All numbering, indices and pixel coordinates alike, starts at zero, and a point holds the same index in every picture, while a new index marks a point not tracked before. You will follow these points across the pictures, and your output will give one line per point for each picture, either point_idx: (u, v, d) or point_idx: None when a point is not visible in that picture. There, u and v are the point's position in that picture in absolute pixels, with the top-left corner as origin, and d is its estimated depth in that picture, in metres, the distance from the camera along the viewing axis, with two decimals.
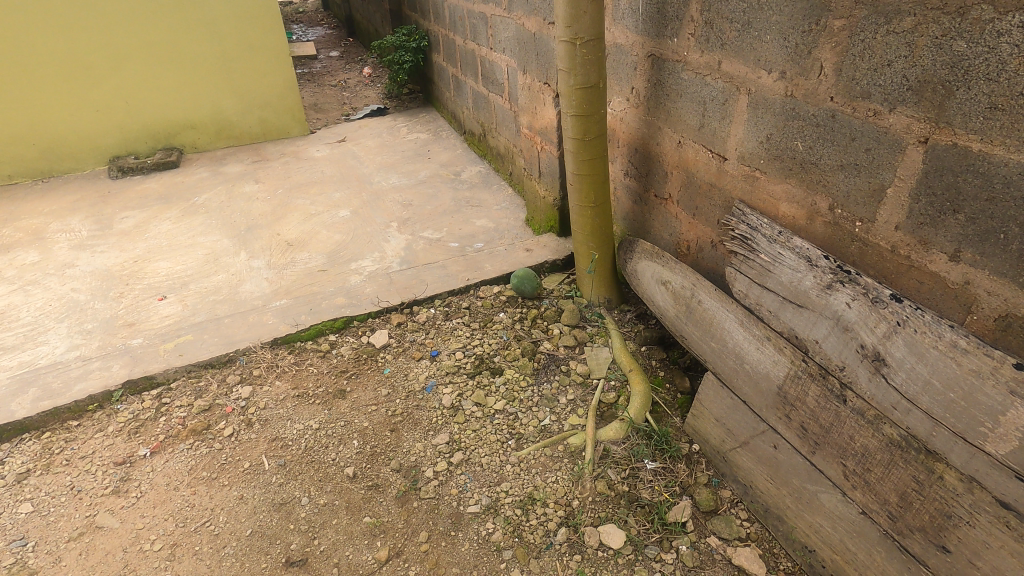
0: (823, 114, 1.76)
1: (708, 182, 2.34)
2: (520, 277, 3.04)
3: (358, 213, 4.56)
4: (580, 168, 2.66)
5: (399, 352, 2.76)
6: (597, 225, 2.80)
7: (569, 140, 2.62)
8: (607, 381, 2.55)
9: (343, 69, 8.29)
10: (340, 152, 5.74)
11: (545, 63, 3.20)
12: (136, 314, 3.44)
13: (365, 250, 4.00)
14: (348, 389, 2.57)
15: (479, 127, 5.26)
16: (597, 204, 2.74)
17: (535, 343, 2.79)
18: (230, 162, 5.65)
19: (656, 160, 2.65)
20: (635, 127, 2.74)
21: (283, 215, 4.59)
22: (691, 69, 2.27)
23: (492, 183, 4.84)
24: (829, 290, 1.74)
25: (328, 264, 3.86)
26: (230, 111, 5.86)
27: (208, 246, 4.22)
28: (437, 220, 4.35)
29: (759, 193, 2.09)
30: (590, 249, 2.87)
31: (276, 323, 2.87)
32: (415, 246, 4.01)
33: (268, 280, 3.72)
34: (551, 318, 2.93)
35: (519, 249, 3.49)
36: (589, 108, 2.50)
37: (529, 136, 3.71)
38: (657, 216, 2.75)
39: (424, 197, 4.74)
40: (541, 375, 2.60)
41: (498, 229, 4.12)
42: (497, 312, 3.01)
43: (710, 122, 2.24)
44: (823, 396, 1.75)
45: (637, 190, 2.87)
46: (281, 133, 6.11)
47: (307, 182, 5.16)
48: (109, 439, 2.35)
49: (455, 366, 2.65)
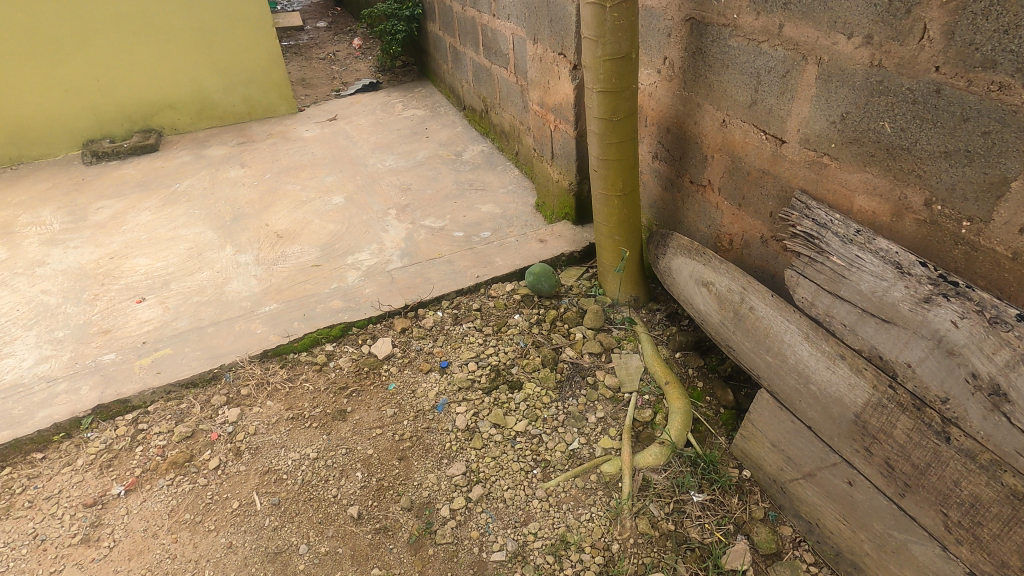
0: (923, 88, 1.43)
1: (760, 168, 2.02)
2: (536, 273, 2.74)
3: (353, 200, 4.21)
4: (606, 153, 2.32)
5: (405, 364, 2.47)
6: (624, 216, 2.48)
7: (595, 120, 2.27)
8: (640, 395, 2.27)
9: (331, 40, 7.81)
10: (331, 132, 5.35)
11: (558, 29, 2.82)
12: (112, 320, 3.12)
13: (362, 242, 3.68)
14: (349, 409, 2.28)
15: (481, 102, 4.88)
16: (625, 192, 2.41)
17: (556, 349, 2.50)
18: (213, 145, 5.26)
19: (692, 141, 2.32)
20: (668, 104, 2.39)
21: (272, 204, 4.23)
22: (743, 35, 1.92)
23: (496, 164, 4.49)
24: (927, 304, 1.45)
25: (323, 258, 3.54)
26: (211, 90, 5.44)
27: (191, 238, 3.88)
28: (439, 206, 4.02)
29: (828, 182, 1.77)
30: (616, 242, 2.56)
31: (265, 332, 2.56)
32: (416, 237, 3.69)
33: (257, 277, 3.40)
34: (572, 320, 2.64)
35: (532, 240, 3.18)
36: (619, 82, 2.13)
37: (540, 114, 3.35)
38: (693, 205, 2.43)
39: (425, 180, 4.38)
40: (565, 389, 2.32)
41: (507, 217, 3.79)
42: (512, 314, 2.72)
43: (766, 98, 1.91)
44: (916, 431, 1.47)
45: (668, 175, 2.55)
46: (267, 112, 5.68)
47: (298, 165, 4.80)
48: (77, 475, 2.07)
49: (468, 380, 2.36)
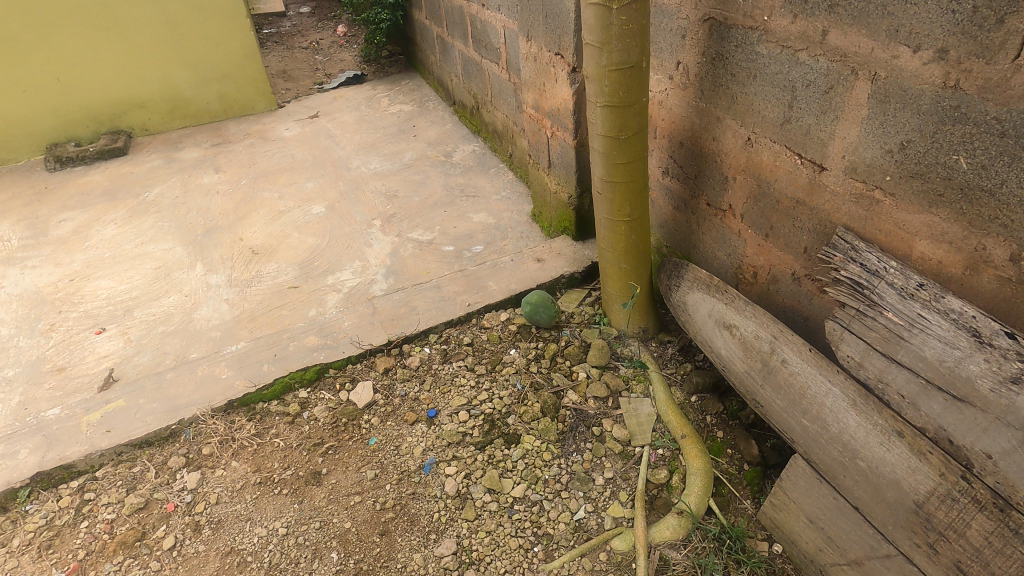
0: (1015, 119, 1.16)
1: (794, 197, 1.73)
2: (534, 303, 2.46)
3: (335, 209, 3.91)
4: (611, 175, 2.02)
5: (388, 414, 2.20)
6: (631, 243, 2.19)
7: (598, 137, 1.97)
8: (653, 449, 2.01)
9: (314, 27, 7.40)
10: (312, 130, 5.01)
11: (554, 26, 2.50)
12: (67, 356, 2.84)
13: (344, 259, 3.39)
14: (324, 470, 2.02)
15: (471, 98, 4.54)
16: (633, 217, 2.12)
17: (557, 393, 2.24)
18: (186, 147, 4.92)
19: (710, 159, 2.03)
20: (682, 115, 2.10)
21: (247, 214, 3.93)
22: (775, 41, 1.63)
23: (489, 166, 4.17)
24: (1015, 386, 1.19)
25: (301, 279, 3.26)
26: (183, 87, 5.08)
27: (159, 256, 3.58)
28: (427, 216, 3.72)
29: (879, 221, 1.49)
30: (623, 270, 2.27)
31: (231, 377, 2.29)
32: (403, 253, 3.40)
33: (229, 302, 3.12)
34: (574, 356, 2.37)
35: (528, 259, 2.89)
36: (627, 96, 1.83)
37: (536, 118, 3.03)
38: (710, 229, 2.15)
39: (413, 186, 4.07)
40: (568, 443, 2.06)
41: (500, 228, 3.50)
42: (508, 349, 2.46)
43: (803, 116, 1.62)
44: (997, 535, 1.22)
45: (681, 194, 2.26)
46: (245, 110, 5.31)
47: (276, 169, 4.47)
48: (12, 560, 1.81)
49: (459, 434, 2.09)
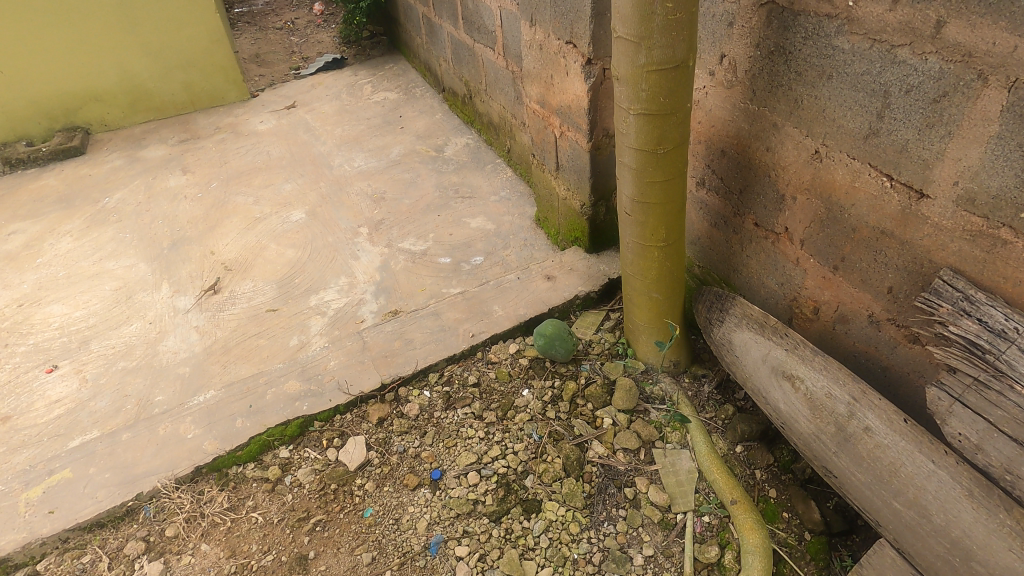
0: None
1: (877, 226, 1.41)
2: (548, 335, 2.15)
3: (316, 215, 3.53)
4: (644, 195, 1.68)
5: (385, 476, 1.89)
6: (665, 271, 1.86)
7: (629, 150, 1.62)
8: (698, 517, 1.73)
9: (289, 5, 6.86)
10: (289, 123, 4.58)
11: (565, 9, 2.13)
12: (13, 401, 2.48)
13: (328, 274, 3.04)
14: (311, 553, 1.71)
15: (462, 85, 4.14)
16: (667, 242, 1.79)
17: (581, 445, 1.94)
18: (150, 144, 4.47)
19: (762, 173, 1.70)
20: (725, 119, 1.76)
21: (219, 223, 3.54)
22: (861, 33, 1.29)
23: (485, 162, 3.80)
24: None
25: (281, 300, 2.90)
26: (144, 76, 4.60)
27: (120, 274, 3.20)
28: (419, 221, 3.36)
29: (1003, 266, 1.19)
30: (654, 300, 1.95)
31: (198, 437, 1.95)
32: (394, 267, 3.05)
33: (199, 330, 2.76)
34: (597, 398, 2.07)
35: (536, 277, 2.56)
36: (668, 102, 1.48)
37: (541, 114, 2.67)
38: (757, 253, 1.84)
39: (402, 186, 3.69)
40: (598, 510, 1.77)
41: (501, 235, 3.15)
42: (519, 388, 2.14)
43: (897, 130, 1.29)
44: None
45: (719, 210, 1.93)
46: (214, 100, 4.83)
47: (250, 169, 4.06)
48: None
49: (469, 502, 1.79)
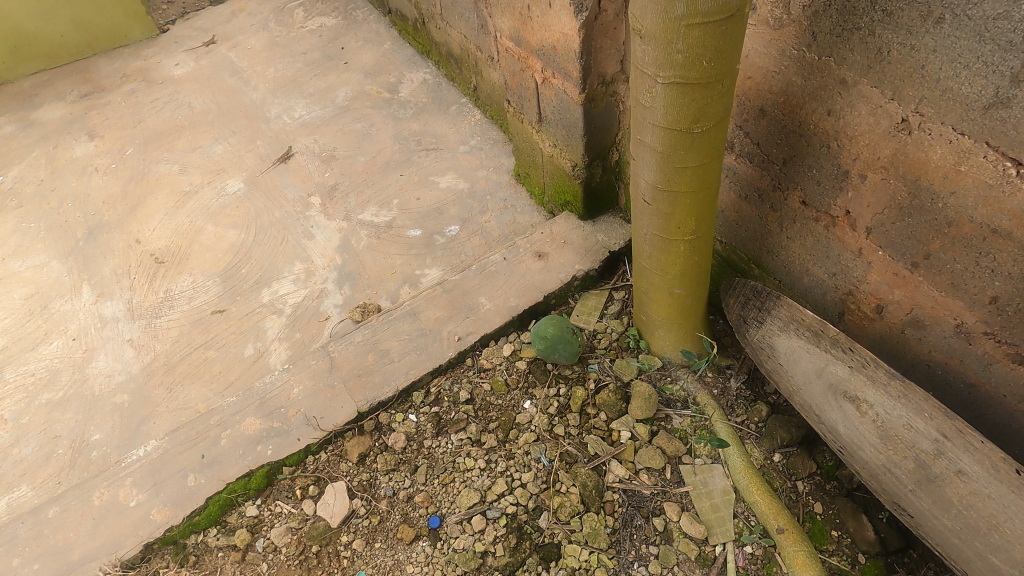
0: None
1: (988, 221, 1.09)
2: (549, 338, 1.82)
3: (256, 183, 3.01)
4: (671, 183, 1.30)
5: (374, 529, 1.62)
6: (691, 266, 1.52)
7: (653, 129, 1.22)
8: (741, 548, 1.52)
9: None
10: (210, 64, 3.86)
11: None
12: None
13: (280, 261, 2.60)
14: None
15: (412, 7, 3.47)
16: (696, 235, 1.43)
17: (598, 469, 1.68)
18: (44, 101, 3.75)
19: (817, 141, 1.33)
20: (768, 70, 1.35)
21: (141, 201, 3.00)
22: None
23: (448, 103, 3.26)
24: None
25: (227, 298, 2.48)
26: (21, 17, 3.79)
27: (29, 278, 2.70)
28: (379, 184, 2.89)
29: None
30: (676, 296, 1.62)
31: (143, 505, 1.65)
32: (355, 245, 2.62)
33: (133, 345, 2.35)
34: (611, 407, 1.78)
35: (525, 255, 2.18)
36: (713, 68, 1.06)
37: (516, 54, 2.17)
38: (802, 236, 1.50)
39: (354, 140, 3.16)
40: (626, 550, 1.54)
41: (476, 196, 2.72)
42: (519, 400, 1.85)
43: None
44: None
45: (752, 181, 1.56)
46: (113, 41, 4.05)
47: (171, 128, 3.43)
48: None
49: (477, 555, 1.55)
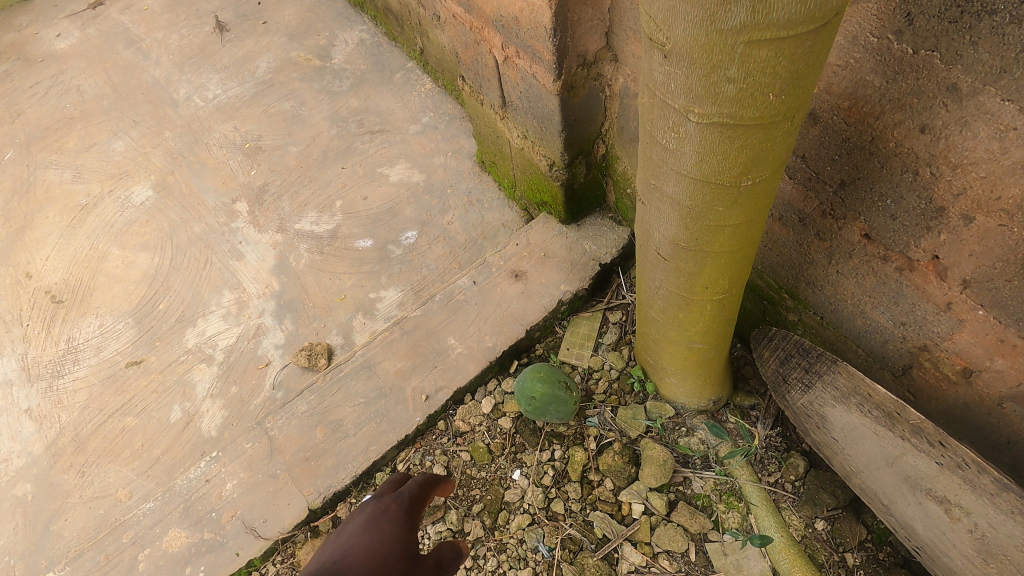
0: None
1: None
2: (538, 399, 1.46)
3: (167, 188, 2.49)
4: (700, 241, 0.92)
5: None
6: (718, 322, 1.16)
7: (679, 178, 0.82)
8: None
9: None
10: (100, 32, 3.18)
11: None
12: None
13: (205, 291, 2.16)
14: None
15: None
16: (729, 293, 1.06)
17: (609, 557, 1.39)
18: None
19: (898, 164, 0.95)
20: (828, 62, 0.94)
21: (28, 221, 2.47)
22: None
23: (392, 69, 2.72)
24: None
25: (144, 346, 2.05)
26: None
27: None
28: (317, 181, 2.40)
29: None
30: (695, 350, 1.27)
31: None
32: (294, 265, 2.18)
33: (33, 417, 1.94)
34: (618, 475, 1.47)
35: (500, 276, 1.78)
36: (782, 101, 0.67)
37: (467, 23, 1.70)
38: (861, 273, 1.14)
39: (282, 124, 2.62)
40: None
41: (434, 190, 2.26)
42: (507, 471, 1.52)
43: None
44: None
45: (793, 201, 1.18)
46: None
47: (58, 121, 2.83)
48: None
49: None
